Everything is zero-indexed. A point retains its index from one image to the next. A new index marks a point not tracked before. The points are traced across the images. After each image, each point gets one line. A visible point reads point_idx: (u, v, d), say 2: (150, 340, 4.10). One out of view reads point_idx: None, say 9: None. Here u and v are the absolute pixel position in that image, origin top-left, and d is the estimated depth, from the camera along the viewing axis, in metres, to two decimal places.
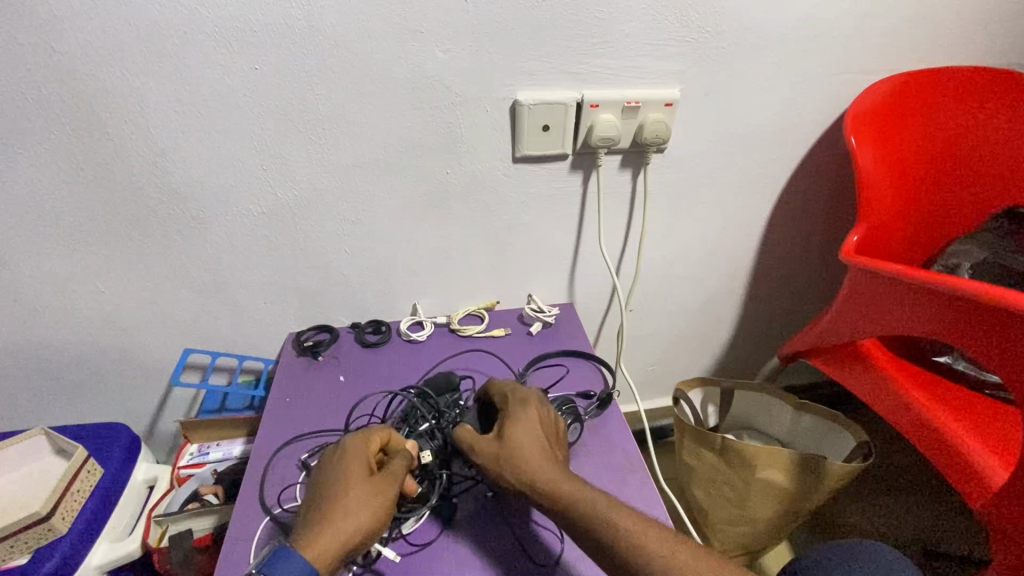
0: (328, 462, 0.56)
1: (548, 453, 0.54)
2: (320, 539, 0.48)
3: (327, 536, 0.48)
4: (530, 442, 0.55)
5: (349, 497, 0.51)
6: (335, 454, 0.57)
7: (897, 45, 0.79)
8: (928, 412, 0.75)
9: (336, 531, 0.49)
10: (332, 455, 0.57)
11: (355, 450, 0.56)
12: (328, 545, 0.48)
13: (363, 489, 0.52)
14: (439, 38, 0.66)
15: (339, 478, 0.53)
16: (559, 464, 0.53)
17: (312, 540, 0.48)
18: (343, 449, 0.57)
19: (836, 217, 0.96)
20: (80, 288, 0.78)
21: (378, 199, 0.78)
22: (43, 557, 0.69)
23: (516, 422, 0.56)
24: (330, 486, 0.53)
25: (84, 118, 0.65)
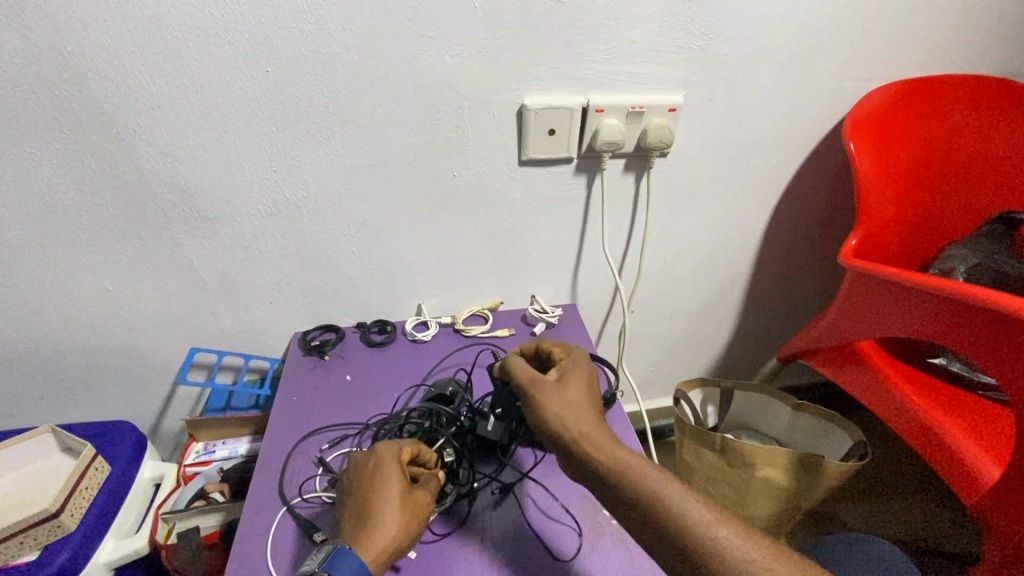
0: (363, 465, 0.57)
1: (595, 412, 0.56)
2: (368, 544, 0.50)
3: (376, 543, 0.50)
4: (578, 398, 0.56)
5: (393, 501, 0.53)
6: (368, 458, 0.58)
7: (895, 53, 0.81)
8: (923, 412, 0.77)
9: (383, 537, 0.51)
10: (365, 459, 0.58)
11: (389, 455, 0.57)
12: (379, 550, 0.50)
13: (404, 497, 0.54)
14: (448, 43, 0.68)
15: (380, 482, 0.54)
16: (605, 422, 0.55)
17: (362, 544, 0.50)
18: (377, 454, 0.58)
19: (835, 221, 0.98)
20: (88, 286, 0.78)
21: (386, 201, 0.79)
22: (52, 553, 0.70)
23: (563, 379, 0.58)
24: (370, 492, 0.54)
25: (97, 119, 0.66)
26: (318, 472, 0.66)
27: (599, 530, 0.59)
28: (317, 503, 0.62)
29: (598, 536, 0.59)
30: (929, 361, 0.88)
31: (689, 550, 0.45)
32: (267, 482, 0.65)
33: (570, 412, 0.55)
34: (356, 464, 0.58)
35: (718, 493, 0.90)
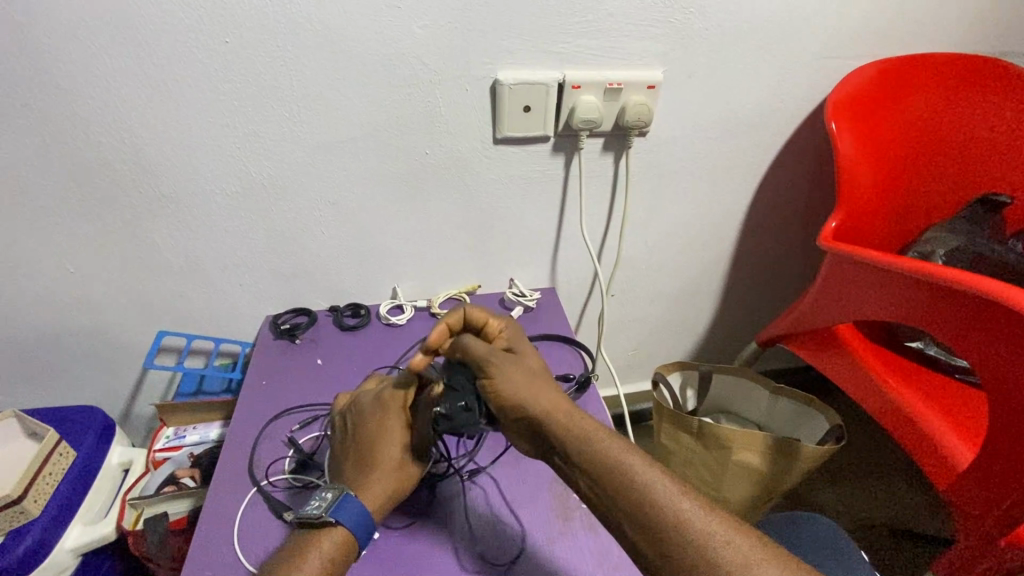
0: (371, 410, 0.59)
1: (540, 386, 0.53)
2: (373, 487, 0.54)
3: (375, 489, 0.54)
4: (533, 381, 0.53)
5: (397, 447, 0.56)
6: (374, 403, 0.60)
7: (881, 28, 0.79)
8: (898, 396, 0.77)
9: (387, 482, 0.55)
10: (371, 403, 0.60)
11: (397, 403, 0.59)
12: (382, 493, 0.54)
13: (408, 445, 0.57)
14: (416, 13, 0.65)
15: (385, 430, 0.57)
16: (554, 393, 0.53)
17: (364, 487, 0.54)
18: (385, 400, 0.59)
19: (817, 203, 0.97)
20: (47, 267, 0.76)
21: (356, 179, 0.76)
22: (15, 540, 0.69)
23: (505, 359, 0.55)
24: (374, 438, 0.57)
25: (44, 91, 0.62)
26: (286, 456, 0.65)
27: (567, 514, 0.59)
28: (284, 485, 0.61)
29: (566, 519, 0.58)
30: (906, 345, 0.87)
31: (642, 513, 0.44)
32: (233, 467, 0.63)
33: (528, 391, 0.51)
34: (362, 408, 0.60)
35: (694, 477, 0.90)
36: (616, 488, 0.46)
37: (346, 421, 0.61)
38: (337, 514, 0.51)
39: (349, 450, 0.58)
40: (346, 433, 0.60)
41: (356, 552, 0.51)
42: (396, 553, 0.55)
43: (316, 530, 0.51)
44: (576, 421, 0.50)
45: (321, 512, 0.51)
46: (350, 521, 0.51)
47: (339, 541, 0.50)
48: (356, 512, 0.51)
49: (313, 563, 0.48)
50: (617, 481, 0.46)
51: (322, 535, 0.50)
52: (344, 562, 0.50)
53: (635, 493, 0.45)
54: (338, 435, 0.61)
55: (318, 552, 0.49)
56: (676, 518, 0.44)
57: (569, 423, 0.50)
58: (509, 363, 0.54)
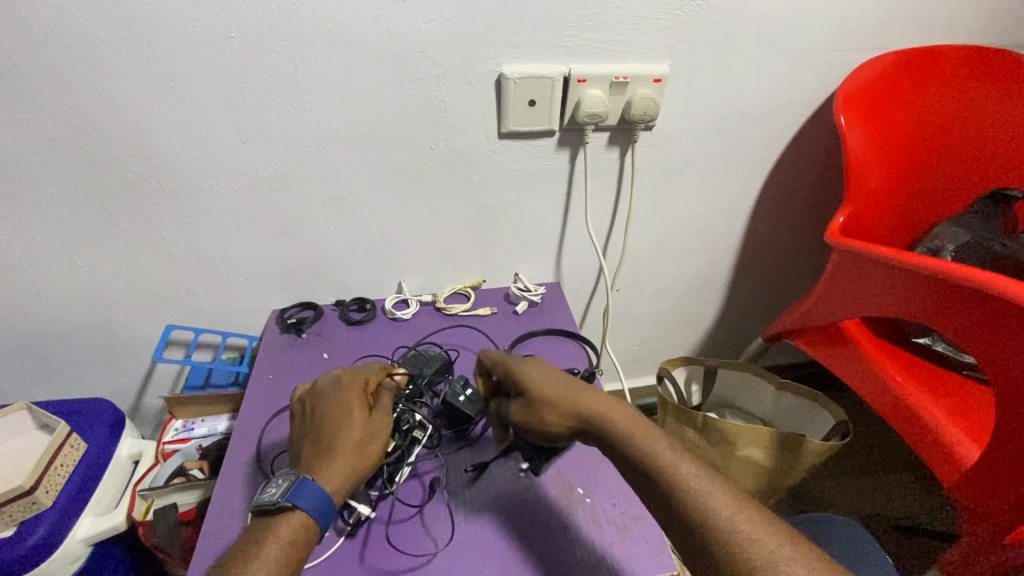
0: (330, 395, 0.59)
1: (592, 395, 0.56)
2: (332, 468, 0.52)
3: (335, 469, 0.52)
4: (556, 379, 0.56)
5: (356, 427, 0.55)
6: (334, 389, 0.59)
7: (892, 20, 0.78)
8: (904, 392, 0.76)
9: (347, 462, 0.53)
10: (330, 388, 0.60)
11: (356, 387, 0.59)
12: (342, 475, 0.52)
13: (367, 426, 0.56)
14: (421, 7, 0.64)
15: (344, 414, 0.56)
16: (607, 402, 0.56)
17: (323, 469, 0.52)
18: (344, 385, 0.59)
19: (824, 197, 0.96)
20: (56, 261, 0.76)
21: (361, 175, 0.76)
22: (28, 530, 0.70)
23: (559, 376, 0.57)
24: (333, 420, 0.56)
25: (52, 87, 0.62)
26: (290, 448, 0.66)
27: (569, 508, 0.59)
28: None
29: (568, 514, 0.58)
30: (913, 341, 0.87)
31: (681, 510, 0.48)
32: (239, 459, 0.64)
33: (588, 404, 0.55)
34: (322, 394, 0.59)
35: None
36: (654, 480, 0.50)
37: (305, 406, 0.60)
38: (294, 497, 0.50)
39: (308, 434, 0.57)
40: (305, 418, 0.59)
41: (317, 536, 0.50)
42: (399, 544, 0.55)
43: (276, 517, 0.50)
44: (614, 414, 0.54)
45: (279, 496, 0.50)
46: (307, 504, 0.49)
47: (297, 526, 0.49)
48: (313, 495, 0.50)
49: (270, 550, 0.47)
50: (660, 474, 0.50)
51: (281, 521, 0.49)
52: (305, 547, 0.49)
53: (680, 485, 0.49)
54: (295, 423, 0.59)
55: (276, 538, 0.48)
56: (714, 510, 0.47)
57: (608, 418, 0.54)
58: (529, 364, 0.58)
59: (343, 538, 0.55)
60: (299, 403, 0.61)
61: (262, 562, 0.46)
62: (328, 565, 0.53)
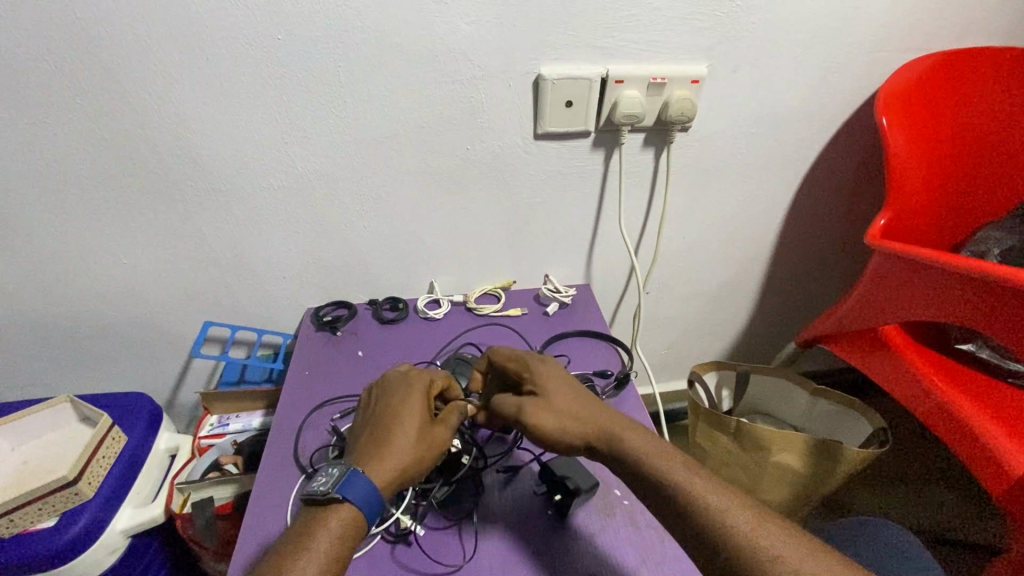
0: (393, 393, 0.59)
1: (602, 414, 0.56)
2: (385, 463, 0.52)
3: (386, 465, 0.52)
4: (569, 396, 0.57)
5: (415, 429, 0.55)
6: (402, 387, 0.60)
7: (936, 19, 0.76)
8: (949, 400, 0.74)
9: (400, 459, 0.53)
10: (399, 386, 0.60)
11: (419, 387, 0.59)
12: (392, 472, 0.52)
13: (426, 428, 0.56)
14: (463, 9, 0.65)
15: (406, 412, 0.57)
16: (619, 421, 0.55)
17: (375, 463, 0.52)
18: (413, 385, 0.60)
19: (861, 200, 0.94)
20: (103, 257, 0.79)
21: (398, 176, 0.77)
22: (71, 520, 0.71)
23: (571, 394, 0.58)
24: (394, 417, 0.57)
25: (106, 86, 0.65)
26: (330, 444, 0.66)
27: (609, 509, 0.58)
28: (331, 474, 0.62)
29: (608, 515, 0.58)
30: (956, 347, 0.84)
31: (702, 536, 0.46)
32: (280, 454, 0.65)
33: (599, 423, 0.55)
34: (390, 389, 0.60)
35: (730, 476, 0.89)
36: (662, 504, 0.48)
37: (370, 400, 0.61)
38: (343, 489, 0.50)
39: (368, 427, 0.57)
40: (369, 410, 0.60)
41: (365, 529, 0.50)
42: (441, 544, 0.55)
43: (325, 508, 0.50)
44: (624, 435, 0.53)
45: (328, 488, 0.50)
46: (356, 497, 0.49)
47: (347, 519, 0.49)
48: (361, 487, 0.50)
49: (320, 544, 0.47)
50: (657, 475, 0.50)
51: (330, 514, 0.49)
52: (353, 541, 0.49)
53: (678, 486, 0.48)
54: (360, 412, 0.61)
55: (326, 532, 0.48)
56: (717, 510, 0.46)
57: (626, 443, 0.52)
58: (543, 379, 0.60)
59: (385, 539, 0.55)
60: (365, 395, 0.62)
61: (314, 555, 0.47)
62: (371, 566, 0.53)
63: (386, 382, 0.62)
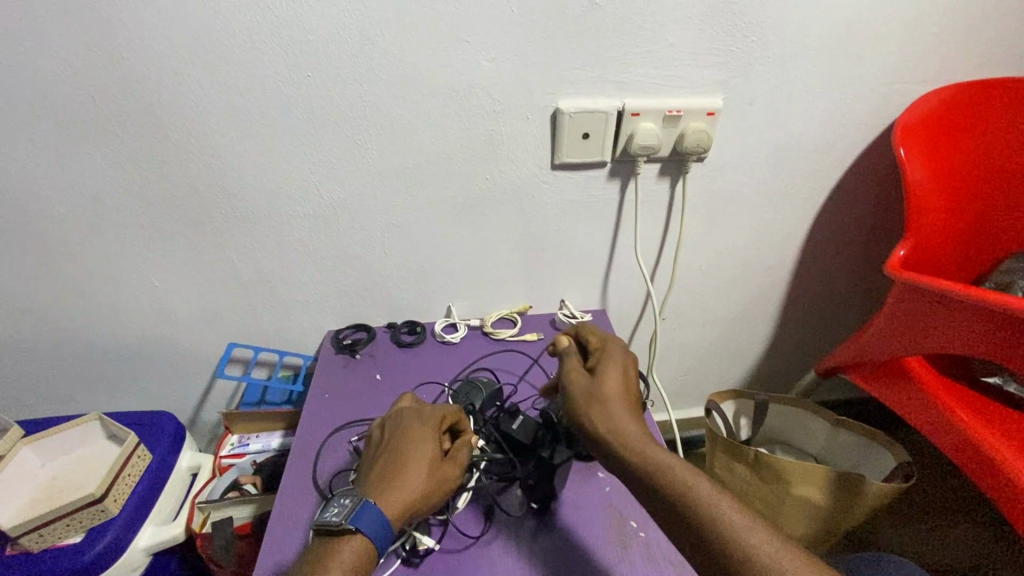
0: (409, 424, 0.60)
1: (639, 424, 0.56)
2: (396, 495, 0.53)
3: (399, 496, 0.53)
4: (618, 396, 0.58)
5: (425, 462, 0.56)
6: (415, 419, 0.61)
7: (954, 51, 0.76)
8: (973, 432, 0.72)
9: (410, 491, 0.53)
10: (411, 418, 0.61)
11: (432, 421, 0.60)
12: (403, 503, 0.53)
13: (436, 462, 0.56)
14: (485, 48, 0.67)
15: (418, 444, 0.57)
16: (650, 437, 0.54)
17: (387, 493, 0.53)
18: (424, 418, 0.61)
19: (880, 229, 0.94)
20: (136, 281, 0.82)
21: (419, 205, 0.80)
22: (97, 536, 0.73)
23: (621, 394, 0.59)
24: (406, 448, 0.57)
25: (145, 123, 0.68)
26: (347, 467, 0.67)
27: (625, 541, 0.58)
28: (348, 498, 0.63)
29: (625, 547, 0.57)
30: (982, 380, 0.82)
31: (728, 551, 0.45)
32: (299, 477, 0.66)
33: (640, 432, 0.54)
34: (402, 421, 0.61)
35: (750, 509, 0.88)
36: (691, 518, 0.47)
37: (382, 430, 0.62)
38: (355, 521, 0.50)
39: (380, 456, 0.58)
40: (382, 439, 0.60)
41: (375, 561, 0.50)
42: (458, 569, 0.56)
43: (337, 540, 0.50)
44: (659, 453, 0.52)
45: (341, 520, 0.50)
46: (368, 529, 0.50)
47: (360, 551, 0.49)
48: (374, 519, 0.50)
49: None
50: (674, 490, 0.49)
51: (342, 545, 0.50)
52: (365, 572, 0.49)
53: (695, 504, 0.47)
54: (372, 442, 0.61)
55: (340, 565, 0.48)
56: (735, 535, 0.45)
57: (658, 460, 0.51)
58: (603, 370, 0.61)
59: (399, 562, 0.56)
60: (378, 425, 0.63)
61: None
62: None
63: (400, 412, 0.63)
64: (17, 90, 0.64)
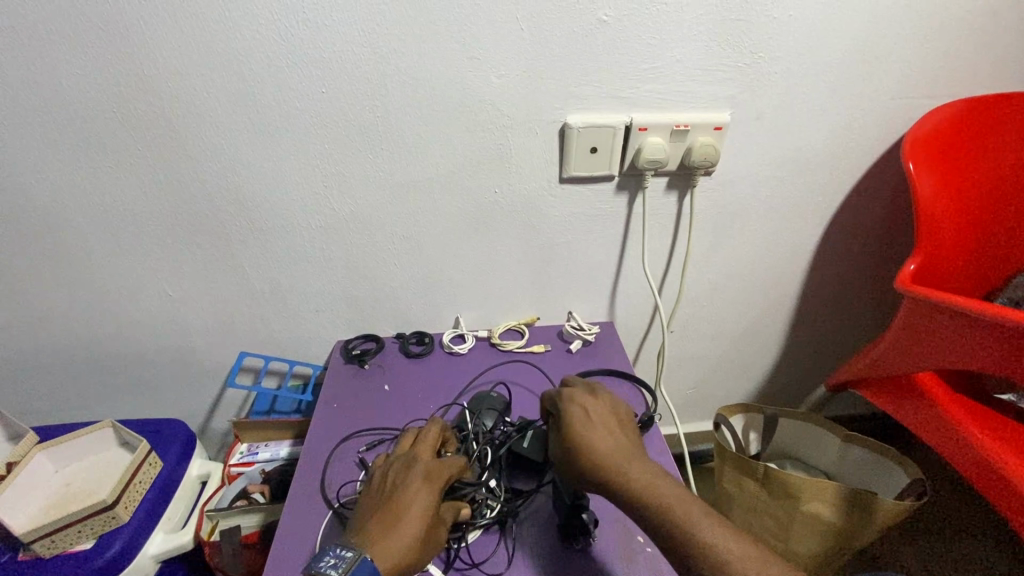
0: (413, 474, 0.57)
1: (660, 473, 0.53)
2: (389, 548, 0.51)
3: (393, 550, 0.51)
4: (604, 422, 0.57)
5: (421, 517, 0.53)
6: (419, 468, 0.58)
7: (963, 67, 0.77)
8: (988, 452, 0.71)
9: (403, 547, 0.51)
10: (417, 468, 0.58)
11: (438, 475, 0.58)
12: (396, 557, 0.50)
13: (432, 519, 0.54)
14: (494, 64, 0.69)
15: (418, 498, 0.55)
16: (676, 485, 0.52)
17: (382, 546, 0.51)
18: (429, 470, 0.58)
19: (890, 243, 0.93)
20: (151, 290, 0.84)
21: (428, 217, 0.81)
22: (107, 543, 0.74)
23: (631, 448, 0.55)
24: (406, 501, 0.55)
25: (164, 137, 0.70)
26: (356, 478, 0.67)
27: (631, 555, 0.58)
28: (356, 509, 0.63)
29: (630, 561, 0.57)
30: (997, 398, 0.81)
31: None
32: (307, 487, 0.66)
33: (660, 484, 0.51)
34: (407, 468, 0.59)
35: (759, 524, 0.87)
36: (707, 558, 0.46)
37: (388, 474, 0.59)
38: None
39: (380, 503, 0.55)
40: (386, 484, 0.58)
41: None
42: None
43: None
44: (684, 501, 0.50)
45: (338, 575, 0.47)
46: None
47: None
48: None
49: None
50: (654, 518, 0.49)
51: None
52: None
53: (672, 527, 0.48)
54: (376, 484, 0.59)
55: None
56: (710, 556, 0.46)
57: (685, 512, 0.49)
58: (585, 394, 0.60)
59: None
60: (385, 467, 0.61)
61: None
62: None
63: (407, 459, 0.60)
64: (43, 107, 0.66)
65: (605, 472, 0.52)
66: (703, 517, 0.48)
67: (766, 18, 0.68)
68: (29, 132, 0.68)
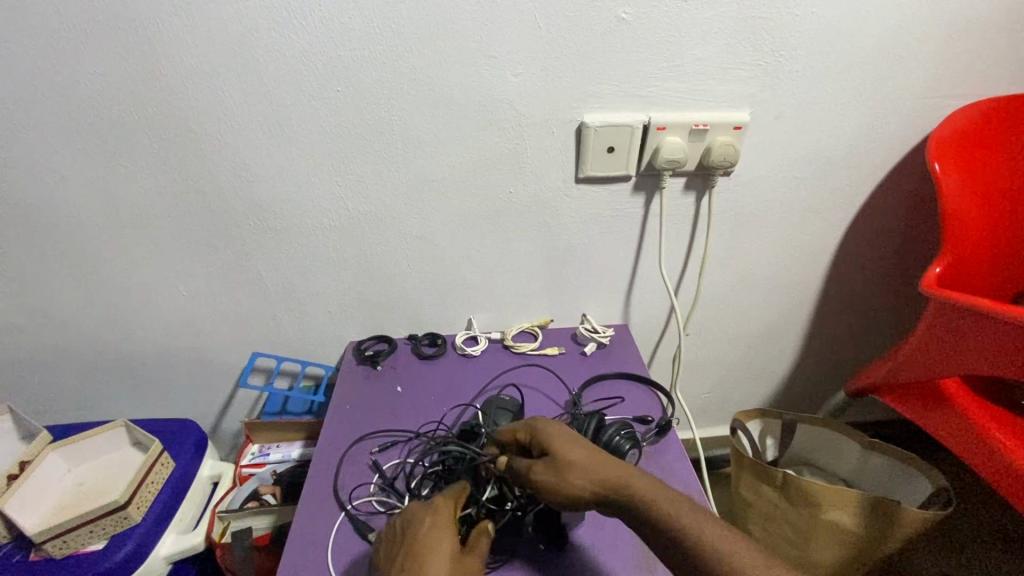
0: (420, 515, 0.52)
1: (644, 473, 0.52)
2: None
3: None
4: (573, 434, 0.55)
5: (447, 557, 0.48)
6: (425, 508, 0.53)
7: (989, 66, 0.75)
8: (1016, 460, 0.68)
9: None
10: (422, 510, 0.53)
11: (447, 509, 0.52)
12: None
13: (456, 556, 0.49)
14: (511, 62, 0.68)
15: (438, 538, 0.49)
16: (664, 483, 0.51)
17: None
18: (435, 505, 0.53)
19: (912, 245, 0.91)
20: (165, 289, 0.84)
21: (443, 218, 0.80)
22: (118, 543, 0.74)
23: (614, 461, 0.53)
24: (425, 546, 0.49)
25: (180, 136, 0.70)
26: (369, 480, 0.66)
27: (650, 565, 0.56)
28: (369, 510, 0.62)
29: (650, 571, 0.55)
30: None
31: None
32: (318, 489, 0.65)
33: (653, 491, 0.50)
34: (412, 514, 0.53)
35: (777, 531, 0.85)
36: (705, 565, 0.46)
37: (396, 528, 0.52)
38: None
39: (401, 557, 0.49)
40: (398, 538, 0.51)
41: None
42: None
43: None
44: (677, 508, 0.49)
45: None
46: None
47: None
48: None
49: None
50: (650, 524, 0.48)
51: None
52: None
53: (671, 535, 0.48)
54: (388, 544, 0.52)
55: None
56: (723, 556, 0.46)
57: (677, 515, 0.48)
58: (542, 418, 0.58)
59: None
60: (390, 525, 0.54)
61: None
62: None
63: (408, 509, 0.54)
64: (60, 105, 0.66)
65: (596, 487, 0.50)
66: (694, 516, 0.48)
67: (787, 16, 0.67)
68: (47, 132, 0.68)
